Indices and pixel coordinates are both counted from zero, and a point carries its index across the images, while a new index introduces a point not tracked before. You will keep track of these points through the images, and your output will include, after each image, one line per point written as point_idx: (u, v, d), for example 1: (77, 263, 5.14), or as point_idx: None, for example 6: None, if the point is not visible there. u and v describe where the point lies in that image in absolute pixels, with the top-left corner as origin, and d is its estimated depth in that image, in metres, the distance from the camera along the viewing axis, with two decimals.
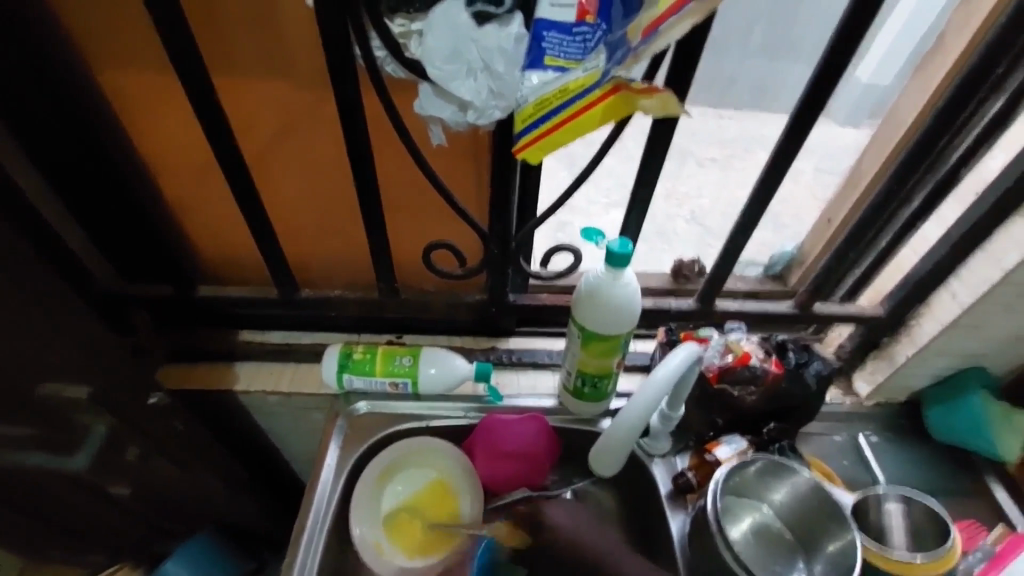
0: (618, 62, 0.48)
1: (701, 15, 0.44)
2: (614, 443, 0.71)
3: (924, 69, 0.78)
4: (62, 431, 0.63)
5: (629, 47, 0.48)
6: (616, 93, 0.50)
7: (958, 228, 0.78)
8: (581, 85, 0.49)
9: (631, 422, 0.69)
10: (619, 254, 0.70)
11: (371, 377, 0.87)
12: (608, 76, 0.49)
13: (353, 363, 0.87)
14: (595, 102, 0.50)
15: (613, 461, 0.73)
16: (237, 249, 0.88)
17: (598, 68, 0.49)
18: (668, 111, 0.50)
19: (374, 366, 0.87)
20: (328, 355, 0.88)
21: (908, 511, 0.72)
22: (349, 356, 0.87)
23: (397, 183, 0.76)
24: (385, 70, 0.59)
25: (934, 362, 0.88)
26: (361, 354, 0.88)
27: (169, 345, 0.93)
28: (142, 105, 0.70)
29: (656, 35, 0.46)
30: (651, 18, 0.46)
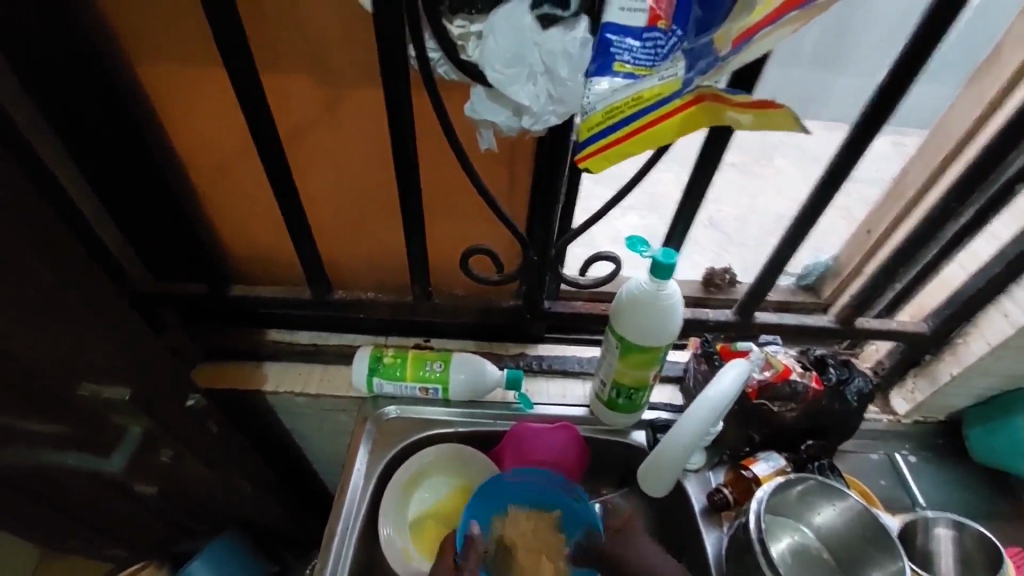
0: (701, 71, 0.47)
1: (803, 24, 0.43)
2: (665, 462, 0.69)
3: (980, 81, 0.76)
4: (97, 428, 0.61)
5: (715, 56, 0.46)
6: (698, 103, 0.49)
7: (1013, 247, 0.75)
8: (656, 94, 0.48)
9: (681, 441, 0.68)
10: (663, 264, 0.69)
11: (402, 382, 0.86)
12: (690, 85, 0.48)
13: (387, 367, 0.86)
14: (673, 112, 0.49)
15: (662, 480, 0.72)
16: (270, 251, 0.87)
17: (677, 77, 0.47)
18: (763, 128, 0.49)
19: (405, 370, 0.86)
20: (360, 357, 0.87)
21: (958, 538, 0.69)
22: (381, 359, 0.86)
23: (437, 183, 0.75)
24: (437, 72, 0.57)
25: (978, 382, 0.85)
26: (392, 358, 0.87)
27: (197, 343, 0.91)
28: (184, 101, 0.69)
29: (749, 44, 0.44)
30: (742, 28, 0.44)
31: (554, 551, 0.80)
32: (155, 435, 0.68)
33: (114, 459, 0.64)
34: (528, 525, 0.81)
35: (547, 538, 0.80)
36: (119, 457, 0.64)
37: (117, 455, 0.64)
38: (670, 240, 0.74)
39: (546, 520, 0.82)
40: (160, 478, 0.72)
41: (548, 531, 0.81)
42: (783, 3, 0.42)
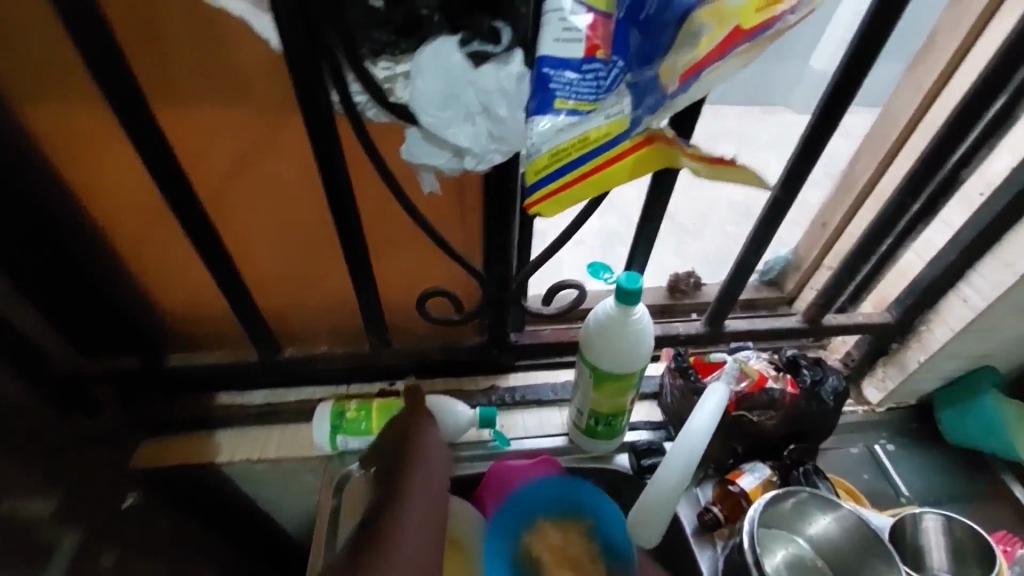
0: (649, 109, 0.45)
1: (745, 62, 0.43)
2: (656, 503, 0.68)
3: (916, 70, 0.77)
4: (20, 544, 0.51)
5: (663, 93, 0.44)
6: (651, 144, 0.48)
7: (966, 232, 0.74)
8: (604, 134, 0.46)
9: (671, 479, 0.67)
10: (628, 289, 0.66)
11: (366, 436, 0.80)
12: (639, 126, 0.46)
13: (349, 423, 0.80)
14: (625, 152, 0.48)
15: (655, 523, 0.70)
16: (210, 311, 0.81)
17: (623, 114, 0.45)
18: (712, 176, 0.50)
19: (369, 423, 0.80)
20: (320, 415, 0.81)
21: (948, 531, 0.68)
22: (343, 415, 0.81)
23: (381, 223, 0.70)
24: (366, 114, 0.52)
25: (945, 365, 0.86)
26: (354, 412, 0.81)
27: (135, 418, 0.83)
28: (90, 163, 0.62)
29: (697, 80, 0.43)
30: (687, 63, 0.43)
31: (582, 564, 0.77)
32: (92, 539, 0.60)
33: None
34: (559, 535, 0.79)
35: (578, 551, 0.78)
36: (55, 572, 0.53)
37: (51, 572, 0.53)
38: (633, 261, 0.71)
39: (577, 532, 0.79)
40: None
41: (578, 544, 0.79)
42: (726, 39, 0.41)
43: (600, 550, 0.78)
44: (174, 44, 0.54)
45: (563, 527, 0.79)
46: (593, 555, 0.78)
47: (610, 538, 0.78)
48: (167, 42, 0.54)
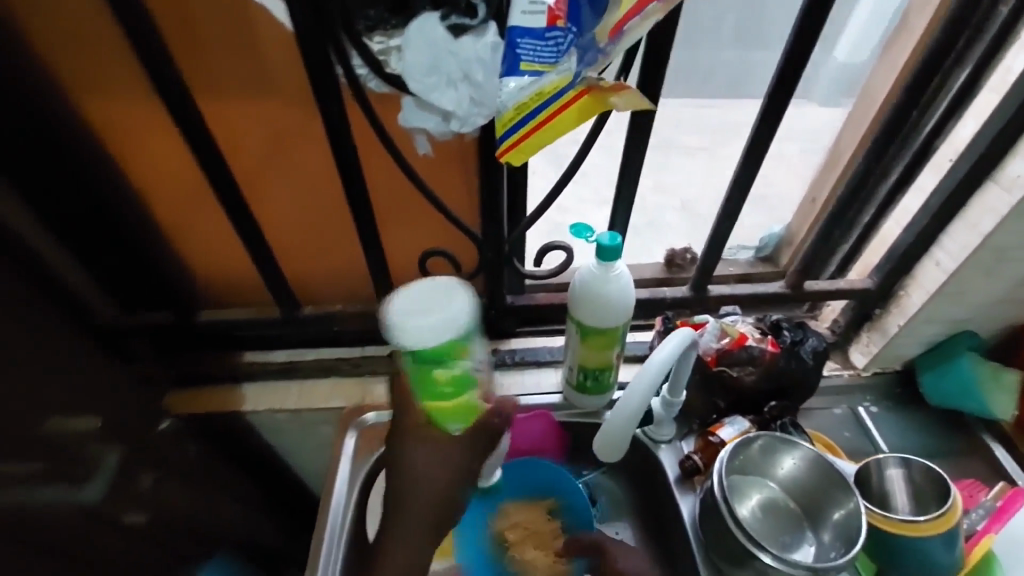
0: (589, 63, 0.50)
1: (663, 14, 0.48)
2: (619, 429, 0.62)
3: (891, 47, 0.81)
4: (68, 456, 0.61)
5: (598, 49, 0.50)
6: (587, 92, 0.52)
7: (935, 199, 0.78)
8: (554, 89, 0.51)
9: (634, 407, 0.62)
10: (608, 248, 0.72)
11: (428, 378, 0.63)
12: (580, 77, 0.51)
13: (429, 373, 0.62)
14: (568, 103, 0.52)
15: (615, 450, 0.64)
16: (237, 274, 0.90)
17: (570, 71, 0.51)
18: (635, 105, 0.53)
19: (444, 386, 0.64)
20: (435, 336, 0.59)
21: (908, 474, 0.73)
22: (440, 363, 0.62)
23: (386, 192, 0.78)
24: (368, 86, 0.60)
25: (925, 329, 0.89)
26: (452, 371, 0.63)
27: (173, 371, 0.93)
28: (136, 139, 0.73)
29: (622, 35, 0.50)
30: (615, 21, 0.49)
31: (547, 539, 0.85)
32: (134, 461, 0.69)
33: (90, 489, 0.64)
34: (523, 514, 0.86)
35: (543, 527, 0.85)
36: (95, 486, 0.64)
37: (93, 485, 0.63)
38: (614, 224, 0.77)
39: (542, 510, 0.86)
40: (148, 508, 0.73)
41: (543, 520, 0.86)
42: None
43: (562, 527, 0.86)
44: (204, 29, 0.63)
45: (528, 506, 0.87)
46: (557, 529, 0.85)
47: (573, 512, 0.86)
48: (200, 30, 0.63)
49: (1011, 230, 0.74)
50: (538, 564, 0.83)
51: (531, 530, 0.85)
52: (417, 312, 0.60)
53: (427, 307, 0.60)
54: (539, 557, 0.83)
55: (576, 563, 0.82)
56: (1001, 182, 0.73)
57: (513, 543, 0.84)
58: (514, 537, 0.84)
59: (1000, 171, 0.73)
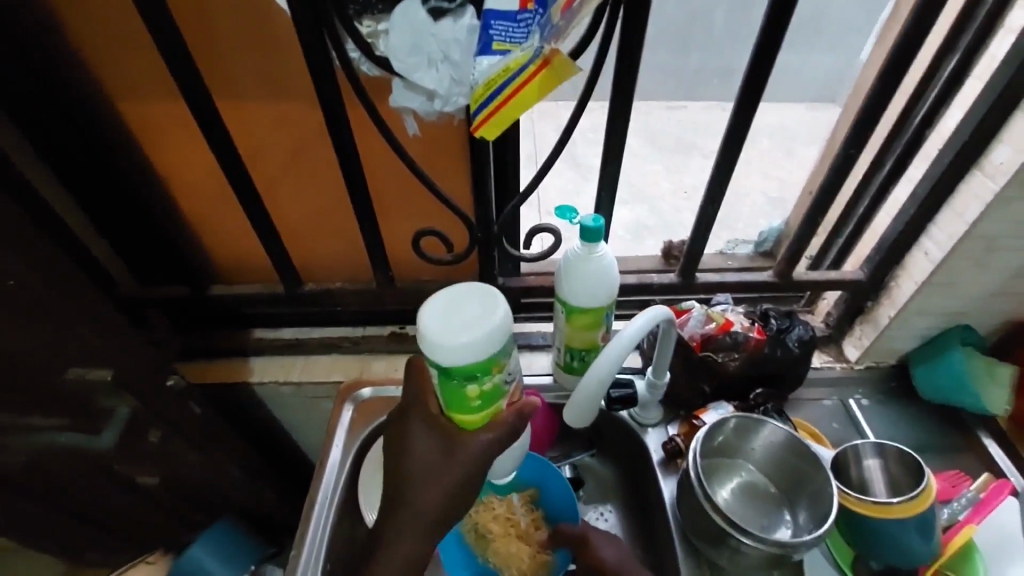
0: (548, 39, 0.52)
1: None
2: (586, 399, 0.64)
3: (885, 39, 0.83)
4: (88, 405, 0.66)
5: (553, 24, 0.52)
6: (546, 67, 0.53)
7: (922, 187, 0.79)
8: (518, 64, 0.53)
9: (600, 378, 0.63)
10: (592, 229, 0.75)
11: (457, 388, 0.61)
12: (539, 51, 0.52)
13: (461, 388, 0.61)
14: (530, 77, 0.54)
15: (581, 419, 0.66)
16: (244, 253, 0.95)
17: (532, 48, 0.53)
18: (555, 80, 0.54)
19: (470, 396, 0.62)
20: (468, 353, 0.57)
21: (885, 464, 0.73)
22: (472, 379, 0.60)
23: (384, 174, 0.82)
24: (361, 69, 0.65)
25: (917, 321, 0.89)
26: (484, 384, 0.61)
27: (185, 344, 0.99)
28: (153, 123, 0.78)
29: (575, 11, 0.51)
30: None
31: (530, 530, 0.85)
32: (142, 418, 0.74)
33: (105, 437, 0.69)
34: (505, 506, 0.86)
35: (524, 518, 0.85)
36: (110, 433, 0.70)
37: None
38: (600, 208, 0.80)
39: (522, 501, 0.87)
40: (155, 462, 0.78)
41: (524, 512, 0.86)
42: None
43: (544, 516, 0.87)
44: (215, 17, 0.68)
45: (509, 498, 0.87)
46: (538, 519, 0.86)
47: (553, 502, 0.87)
48: (210, 18, 0.68)
49: (997, 218, 0.74)
50: (521, 555, 0.82)
51: (513, 522, 0.85)
52: (447, 327, 0.58)
53: (459, 322, 0.59)
54: (521, 548, 0.83)
55: (559, 553, 0.82)
56: (985, 170, 0.73)
57: (494, 535, 0.84)
58: (496, 529, 0.84)
59: (985, 159, 0.73)
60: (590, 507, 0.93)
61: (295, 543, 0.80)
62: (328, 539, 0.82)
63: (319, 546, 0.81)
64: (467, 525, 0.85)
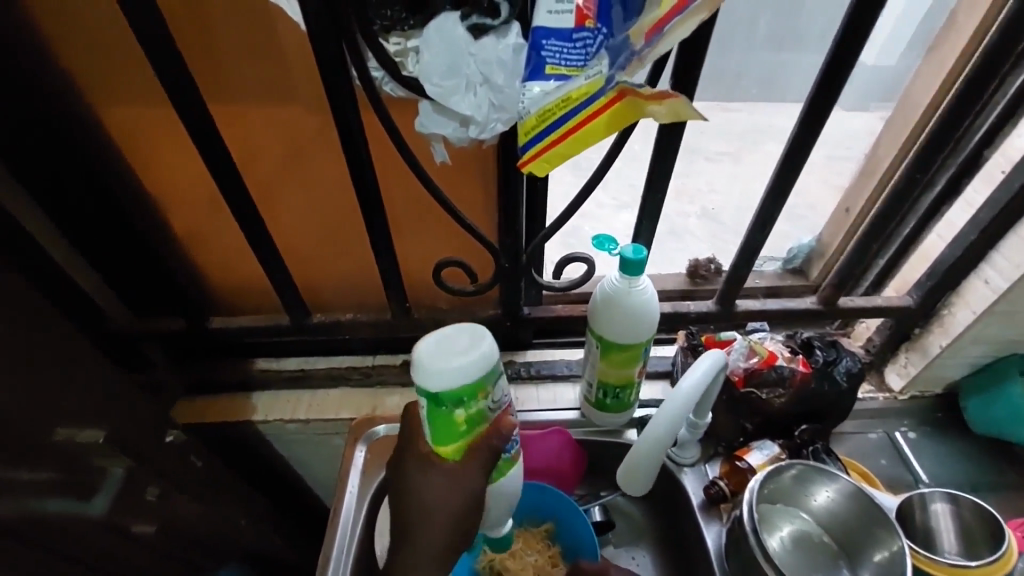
0: (621, 67, 0.46)
1: (709, 11, 0.42)
2: (638, 461, 0.62)
3: (931, 57, 0.76)
4: (85, 469, 0.58)
5: (633, 50, 0.46)
6: (620, 100, 0.46)
7: (985, 212, 0.73)
8: (584, 93, 0.47)
9: (649, 445, 0.60)
10: (632, 261, 0.68)
11: (442, 413, 0.54)
12: (613, 81, 0.46)
13: (449, 414, 0.54)
14: (600, 110, 0.47)
15: (636, 473, 0.62)
16: (248, 279, 0.89)
17: (601, 74, 0.46)
18: (674, 119, 0.45)
19: (456, 423, 0.55)
20: (459, 376, 0.51)
21: (956, 511, 0.68)
22: (460, 404, 0.53)
23: (401, 198, 0.76)
24: (383, 89, 0.58)
25: (971, 350, 0.83)
26: (470, 411, 0.55)
27: (182, 377, 0.92)
28: (148, 142, 0.71)
29: (660, 36, 0.44)
30: (653, 21, 0.44)
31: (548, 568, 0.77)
32: (142, 474, 0.67)
33: (97, 502, 0.59)
34: (520, 542, 0.79)
35: (541, 555, 0.78)
36: (101, 499, 0.60)
37: (99, 497, 0.59)
38: (638, 236, 0.74)
39: (539, 536, 0.80)
40: None
41: (540, 549, 0.79)
42: None
43: (562, 553, 0.80)
44: (217, 27, 0.61)
45: (523, 534, 0.80)
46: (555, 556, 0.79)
47: (571, 538, 0.79)
48: (208, 25, 0.61)
49: None
50: None
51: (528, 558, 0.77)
52: (440, 351, 0.52)
53: (449, 346, 0.53)
54: None
55: None
56: None
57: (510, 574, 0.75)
58: (510, 567, 0.76)
59: None
60: (623, 553, 0.86)
61: None
62: None
63: None
64: (482, 562, 0.77)
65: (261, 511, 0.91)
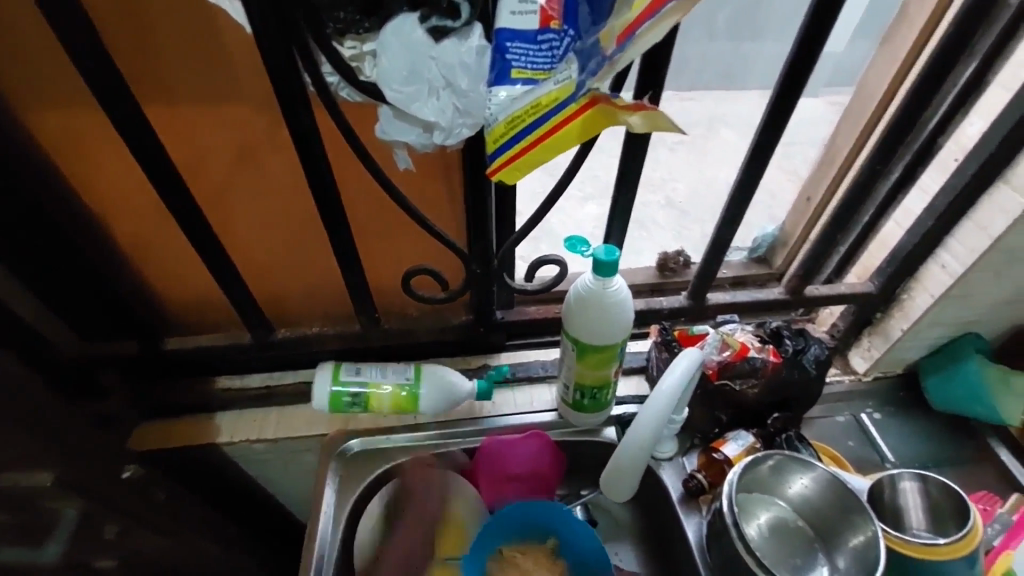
0: (592, 73, 0.44)
1: (681, 15, 0.40)
2: (627, 464, 0.63)
3: (889, 42, 0.78)
4: (32, 516, 0.54)
5: (604, 56, 0.44)
6: (593, 107, 0.45)
7: (941, 199, 0.75)
8: (554, 99, 0.45)
9: (639, 445, 0.62)
10: (605, 262, 0.68)
11: None
12: (584, 88, 0.45)
13: None
14: (571, 117, 0.45)
15: (624, 471, 0.63)
16: (206, 296, 0.84)
17: (571, 79, 0.45)
18: (653, 128, 0.45)
19: None
20: None
21: (924, 489, 0.70)
22: None
23: (363, 206, 0.73)
24: (340, 94, 0.55)
25: (929, 332, 0.86)
26: None
27: (138, 402, 0.86)
28: (87, 155, 0.66)
29: (631, 41, 0.42)
30: (625, 24, 0.43)
31: None
32: (100, 513, 0.63)
33: (49, 549, 0.55)
34: (528, 561, 0.77)
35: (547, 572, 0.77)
36: (54, 545, 0.56)
37: (51, 544, 0.55)
38: (609, 236, 0.73)
39: (544, 553, 0.79)
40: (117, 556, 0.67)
41: (549, 566, 0.78)
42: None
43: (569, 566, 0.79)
44: (155, 31, 0.57)
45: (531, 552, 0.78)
46: (564, 572, 0.79)
47: (578, 552, 0.79)
48: (146, 28, 0.57)
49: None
50: None
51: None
52: None
53: None
54: None
55: None
56: (1011, 183, 0.70)
57: None
58: None
59: (1010, 171, 0.70)
60: (605, 550, 0.86)
61: None
62: None
63: None
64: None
65: (232, 538, 0.87)
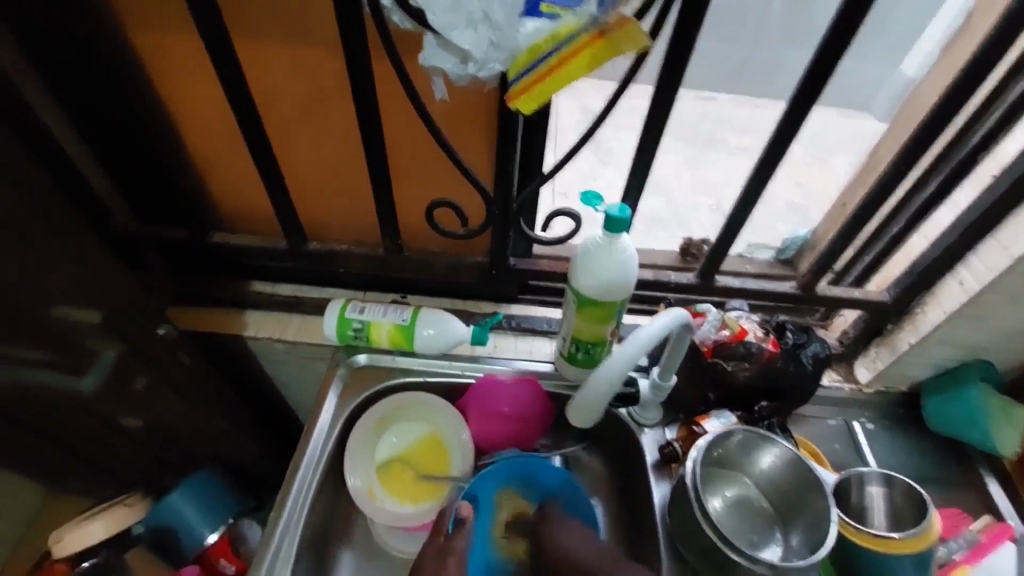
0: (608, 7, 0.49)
1: None
2: (594, 395, 0.67)
3: (949, 52, 0.77)
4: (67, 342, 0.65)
5: None
6: (601, 38, 0.50)
7: (969, 214, 0.75)
8: (569, 31, 0.51)
9: (609, 379, 0.66)
10: (617, 219, 0.70)
11: None
12: (595, 20, 0.50)
13: None
14: (582, 46, 0.50)
15: (592, 403, 0.68)
16: (254, 208, 0.92)
17: (587, 14, 0.50)
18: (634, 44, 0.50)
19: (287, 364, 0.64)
20: None
21: (889, 494, 0.71)
22: None
23: (401, 136, 0.78)
24: (391, 20, 0.60)
25: (937, 351, 0.85)
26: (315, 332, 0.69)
27: (180, 288, 0.96)
28: (162, 57, 0.72)
29: None
30: None
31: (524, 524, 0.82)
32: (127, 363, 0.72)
33: (86, 378, 0.69)
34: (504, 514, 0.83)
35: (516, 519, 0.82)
36: (93, 376, 0.69)
37: (90, 376, 0.69)
38: (625, 198, 0.76)
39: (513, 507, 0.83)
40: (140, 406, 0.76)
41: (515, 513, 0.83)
42: None
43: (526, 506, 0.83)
44: None
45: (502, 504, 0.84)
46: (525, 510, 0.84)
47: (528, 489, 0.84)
48: None
49: None
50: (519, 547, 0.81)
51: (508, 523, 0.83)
52: None
53: None
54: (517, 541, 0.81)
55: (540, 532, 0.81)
56: None
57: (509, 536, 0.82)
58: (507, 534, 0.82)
59: None
60: None
61: (275, 506, 0.78)
62: (310, 504, 0.80)
63: (301, 509, 0.79)
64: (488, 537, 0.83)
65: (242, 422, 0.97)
